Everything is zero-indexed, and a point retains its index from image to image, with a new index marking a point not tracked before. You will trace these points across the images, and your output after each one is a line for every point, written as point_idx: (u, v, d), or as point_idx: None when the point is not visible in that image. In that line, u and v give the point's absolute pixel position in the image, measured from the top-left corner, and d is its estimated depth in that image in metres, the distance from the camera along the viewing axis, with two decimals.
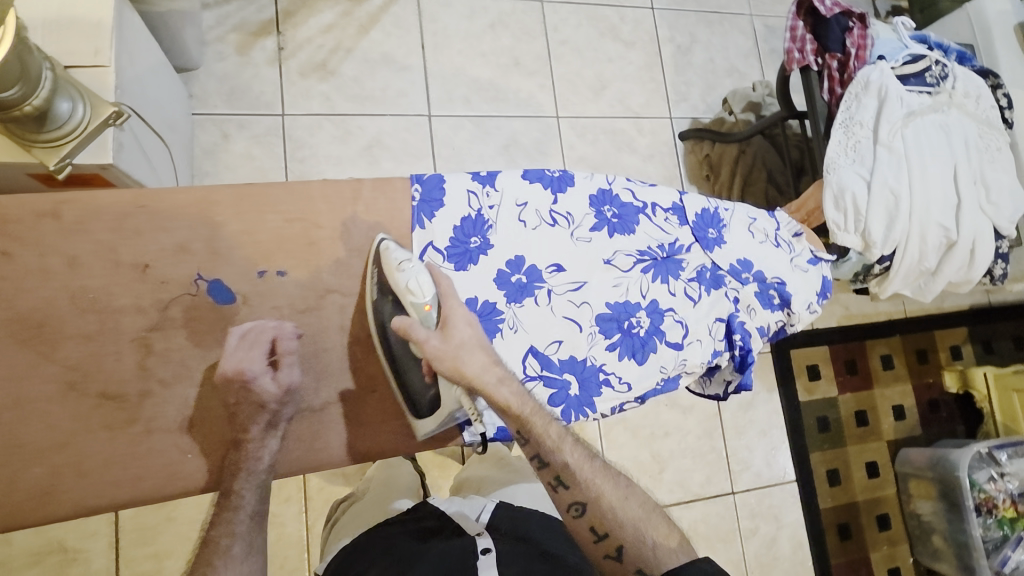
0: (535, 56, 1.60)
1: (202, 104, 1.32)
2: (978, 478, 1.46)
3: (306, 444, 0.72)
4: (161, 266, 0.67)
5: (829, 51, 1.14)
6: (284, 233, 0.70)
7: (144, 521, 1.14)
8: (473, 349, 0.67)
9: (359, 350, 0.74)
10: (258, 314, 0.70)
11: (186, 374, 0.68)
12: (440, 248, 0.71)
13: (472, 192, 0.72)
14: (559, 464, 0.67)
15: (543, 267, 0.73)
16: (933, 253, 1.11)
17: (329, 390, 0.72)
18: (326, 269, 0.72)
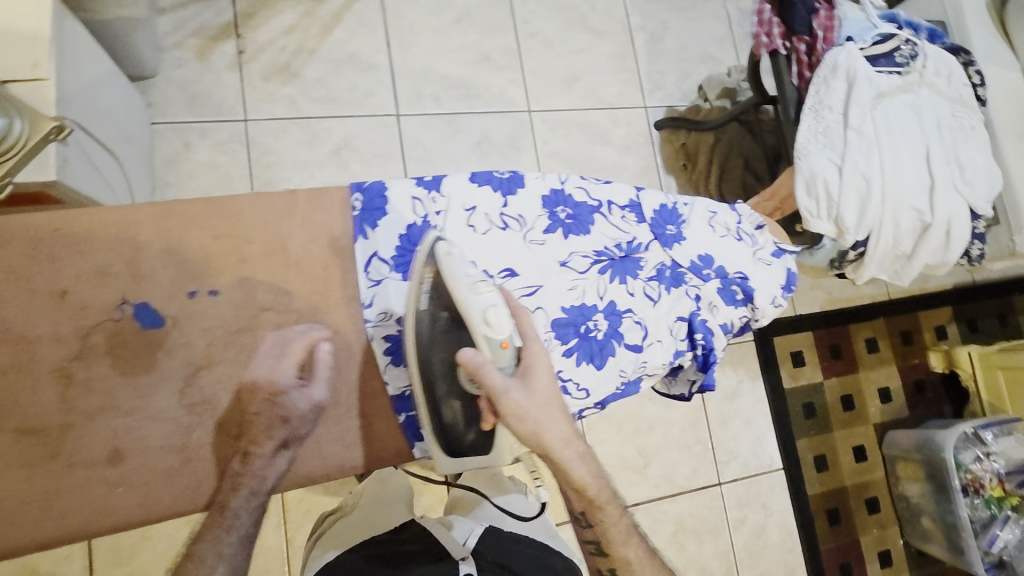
0: (504, 50, 1.57)
1: (161, 112, 1.29)
2: (964, 458, 1.45)
3: (249, 472, 0.63)
4: (80, 292, 0.60)
5: (796, 34, 1.12)
6: (211, 251, 0.64)
7: (120, 541, 1.12)
8: (550, 408, 0.65)
9: (300, 368, 0.65)
10: (190, 337, 0.62)
11: (113, 404, 0.60)
12: (385, 257, 0.67)
13: (417, 199, 0.69)
14: (620, 559, 0.74)
15: (494, 272, 0.69)
16: (907, 236, 1.09)
17: (270, 412, 0.63)
18: (261, 285, 0.65)
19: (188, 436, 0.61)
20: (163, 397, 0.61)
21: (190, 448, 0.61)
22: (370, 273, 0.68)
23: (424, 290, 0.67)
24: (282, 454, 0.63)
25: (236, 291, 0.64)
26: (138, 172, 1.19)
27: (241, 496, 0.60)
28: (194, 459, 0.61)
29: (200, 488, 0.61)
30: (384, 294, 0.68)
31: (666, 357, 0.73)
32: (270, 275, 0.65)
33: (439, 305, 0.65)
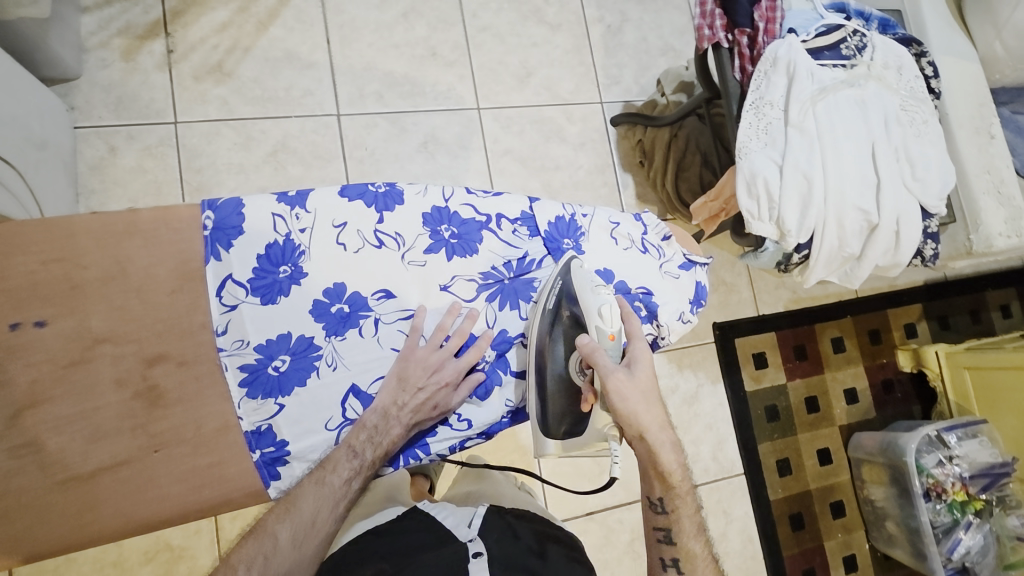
0: (452, 45, 1.51)
1: (85, 116, 1.24)
2: (926, 462, 1.41)
3: (78, 516, 0.59)
4: None
5: (738, 26, 1.05)
6: (39, 279, 0.58)
7: (43, 563, 1.08)
8: (649, 397, 0.70)
9: (140, 406, 0.61)
10: (12, 374, 0.57)
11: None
12: (240, 280, 0.64)
13: (278, 216, 0.66)
14: (684, 551, 0.75)
15: (369, 294, 0.68)
16: (853, 238, 1.05)
17: (104, 453, 0.60)
18: (94, 314, 0.60)
19: (10, 481, 0.57)
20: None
21: (12, 493, 0.57)
22: (224, 297, 0.64)
23: (293, 313, 0.66)
24: (116, 502, 0.60)
25: (67, 321, 0.59)
26: (58, 180, 1.15)
27: (368, 446, 0.65)
28: (15, 506, 0.57)
29: (20, 538, 0.57)
30: (240, 320, 0.64)
31: None
32: (107, 304, 0.60)
33: (562, 305, 0.70)
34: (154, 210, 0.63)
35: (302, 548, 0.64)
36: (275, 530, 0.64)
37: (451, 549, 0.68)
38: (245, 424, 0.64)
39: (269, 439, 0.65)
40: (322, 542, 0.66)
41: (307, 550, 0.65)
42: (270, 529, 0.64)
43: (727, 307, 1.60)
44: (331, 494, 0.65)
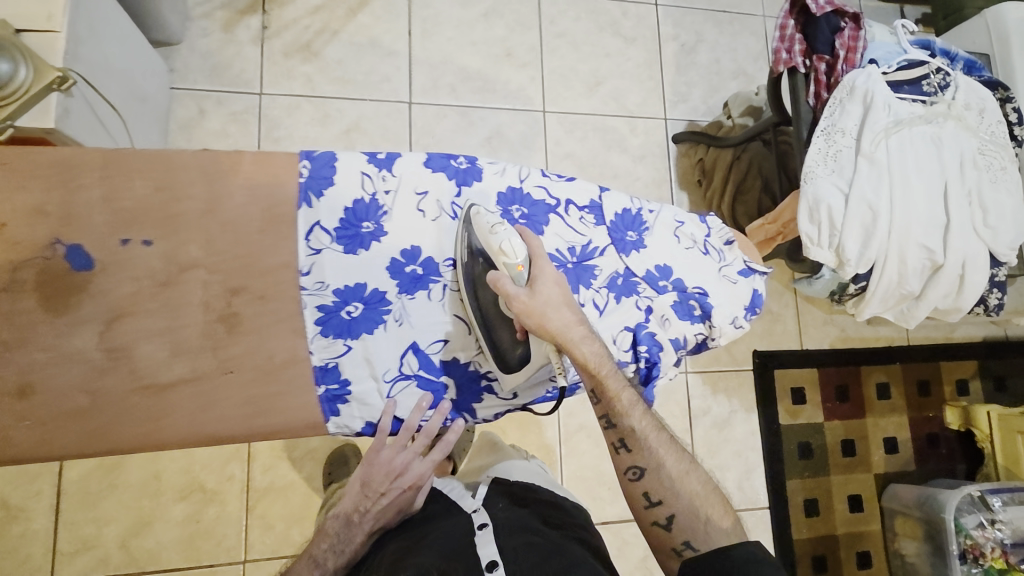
0: (527, 47, 1.55)
1: (182, 79, 1.33)
2: (965, 522, 1.35)
3: (150, 423, 0.60)
4: (14, 226, 0.57)
5: (817, 53, 1.07)
6: (149, 203, 0.60)
7: (87, 485, 1.15)
8: (559, 300, 0.61)
9: (220, 329, 0.62)
10: (115, 284, 0.59)
11: (29, 339, 0.57)
12: (327, 229, 0.63)
13: (366, 175, 0.65)
14: (626, 429, 0.72)
15: (442, 260, 0.67)
16: (914, 276, 1.03)
17: (184, 367, 0.61)
18: (192, 242, 0.61)
19: (100, 380, 0.59)
20: (82, 338, 0.58)
21: (99, 393, 0.59)
22: (310, 242, 0.63)
23: (368, 267, 0.64)
24: (190, 413, 0.61)
25: (169, 244, 0.61)
26: (151, 132, 1.23)
27: (329, 555, 0.78)
28: (101, 406, 0.59)
29: (100, 436, 0.59)
30: (323, 265, 0.63)
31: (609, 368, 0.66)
32: (201, 235, 0.62)
33: (473, 249, 0.64)
34: (257, 155, 0.64)
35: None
36: None
37: (461, 520, 0.80)
38: (314, 359, 0.64)
39: (333, 376, 0.64)
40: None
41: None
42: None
43: (770, 336, 1.57)
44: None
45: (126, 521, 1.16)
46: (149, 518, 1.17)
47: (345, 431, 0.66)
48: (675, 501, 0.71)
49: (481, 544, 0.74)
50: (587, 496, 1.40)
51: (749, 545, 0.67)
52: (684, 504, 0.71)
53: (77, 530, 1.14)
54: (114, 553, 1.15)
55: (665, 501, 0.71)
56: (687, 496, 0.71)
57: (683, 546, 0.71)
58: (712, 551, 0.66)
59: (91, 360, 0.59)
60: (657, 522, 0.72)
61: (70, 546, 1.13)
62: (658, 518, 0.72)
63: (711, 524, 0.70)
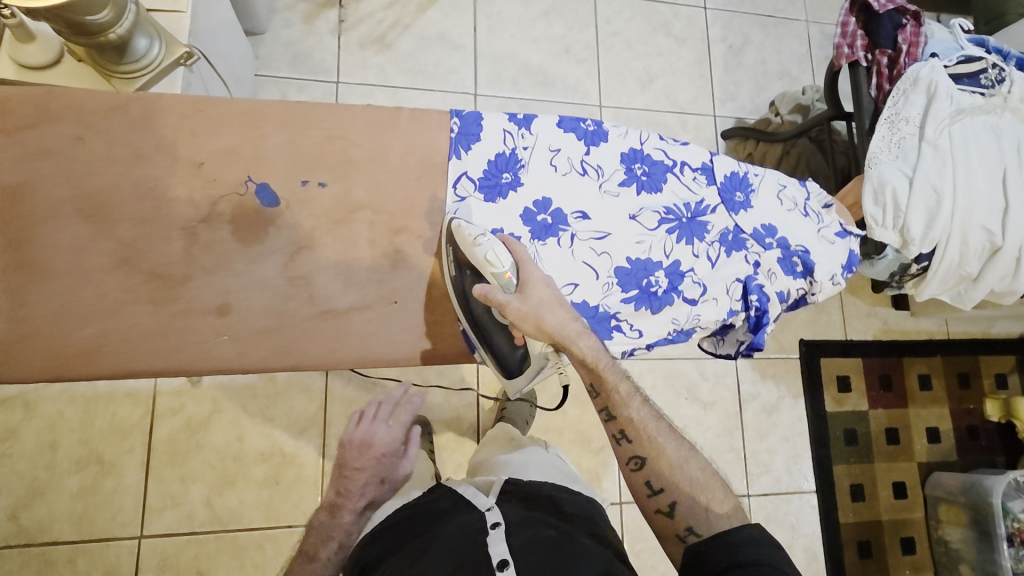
0: (585, 45, 1.62)
1: (266, 66, 1.41)
2: (1013, 506, 1.39)
3: (326, 344, 0.67)
4: (213, 166, 0.66)
5: (879, 47, 1.13)
6: (324, 149, 0.68)
7: (177, 445, 1.22)
8: (552, 300, 0.63)
9: (386, 264, 0.68)
10: (298, 220, 0.67)
11: (225, 265, 0.66)
12: (473, 178, 0.68)
13: (507, 131, 0.68)
14: (624, 418, 0.77)
15: (568, 212, 0.69)
16: (974, 257, 1.08)
17: (355, 295, 0.68)
18: (360, 185, 0.69)
19: (285, 303, 0.67)
20: (268, 266, 0.66)
21: (284, 314, 0.67)
22: (456, 189, 0.69)
23: (505, 214, 0.67)
24: (361, 336, 0.68)
25: (340, 186, 0.68)
26: None
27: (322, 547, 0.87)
28: (286, 324, 0.66)
29: (287, 350, 0.66)
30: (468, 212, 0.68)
31: (719, 316, 0.70)
32: (369, 177, 0.68)
33: (461, 263, 0.66)
34: (412, 114, 0.70)
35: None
36: None
37: (472, 516, 0.80)
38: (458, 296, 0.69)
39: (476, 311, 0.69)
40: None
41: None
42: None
43: (815, 326, 1.62)
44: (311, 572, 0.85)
45: (210, 480, 1.22)
46: (232, 478, 1.23)
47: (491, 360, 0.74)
48: (675, 487, 0.74)
49: (493, 544, 0.74)
50: None
51: (746, 527, 0.70)
52: (686, 489, 0.74)
53: (165, 487, 1.20)
54: (199, 509, 1.21)
55: (667, 487, 0.74)
56: (687, 481, 0.74)
57: (687, 531, 0.72)
58: (711, 537, 0.70)
59: (274, 285, 0.66)
60: (660, 510, 0.74)
61: (159, 502, 1.19)
62: (661, 505, 0.74)
63: (711, 509, 0.72)
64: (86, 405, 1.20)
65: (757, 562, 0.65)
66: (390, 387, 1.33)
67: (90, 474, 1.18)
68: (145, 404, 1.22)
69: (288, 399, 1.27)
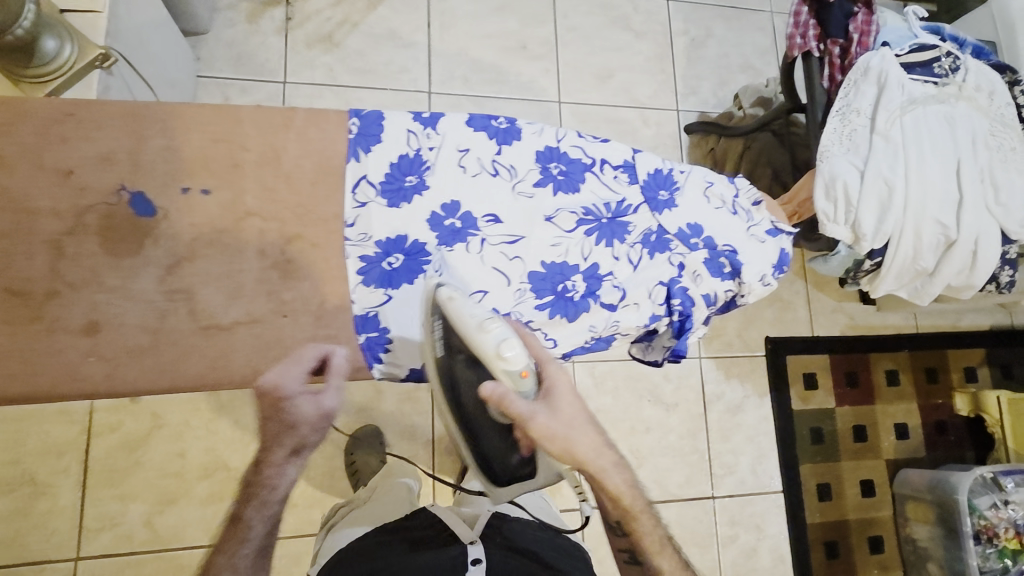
0: (541, 40, 1.59)
1: (207, 67, 1.36)
2: (978, 503, 1.36)
3: (211, 360, 0.61)
4: (85, 172, 0.59)
5: (831, 37, 1.10)
6: (209, 153, 0.62)
7: (114, 464, 1.18)
8: (580, 419, 0.62)
9: (276, 275, 0.62)
10: (176, 229, 0.61)
11: (95, 280, 0.59)
12: (373, 182, 0.63)
13: (411, 131, 0.65)
14: (651, 566, 0.71)
15: (478, 216, 0.65)
16: (928, 252, 1.05)
17: (242, 309, 0.61)
18: (249, 191, 0.62)
19: (162, 320, 0.60)
20: (144, 279, 0.60)
21: (162, 331, 0.60)
22: (356, 195, 0.63)
23: (408, 219, 0.64)
24: (249, 354, 0.61)
25: (226, 192, 0.62)
26: None
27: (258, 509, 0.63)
28: (164, 342, 0.60)
29: (164, 370, 0.59)
30: (368, 217, 0.63)
31: (641, 321, 0.68)
32: (258, 183, 0.62)
33: (454, 348, 0.62)
34: (309, 113, 0.65)
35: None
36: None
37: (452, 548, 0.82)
38: (355, 308, 0.64)
39: (374, 324, 0.64)
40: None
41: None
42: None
43: (781, 323, 1.59)
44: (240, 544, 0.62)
45: (150, 499, 1.18)
46: (173, 496, 1.19)
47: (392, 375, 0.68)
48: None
49: None
50: None
51: None
52: None
53: (102, 507, 1.16)
54: (139, 530, 1.17)
55: None
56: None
57: None
58: None
59: (148, 301, 0.60)
60: None
61: (95, 523, 1.15)
62: None
63: None
64: (16, 424, 1.15)
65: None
66: (341, 397, 1.29)
67: (22, 496, 1.14)
68: (81, 422, 1.18)
69: (233, 414, 1.23)
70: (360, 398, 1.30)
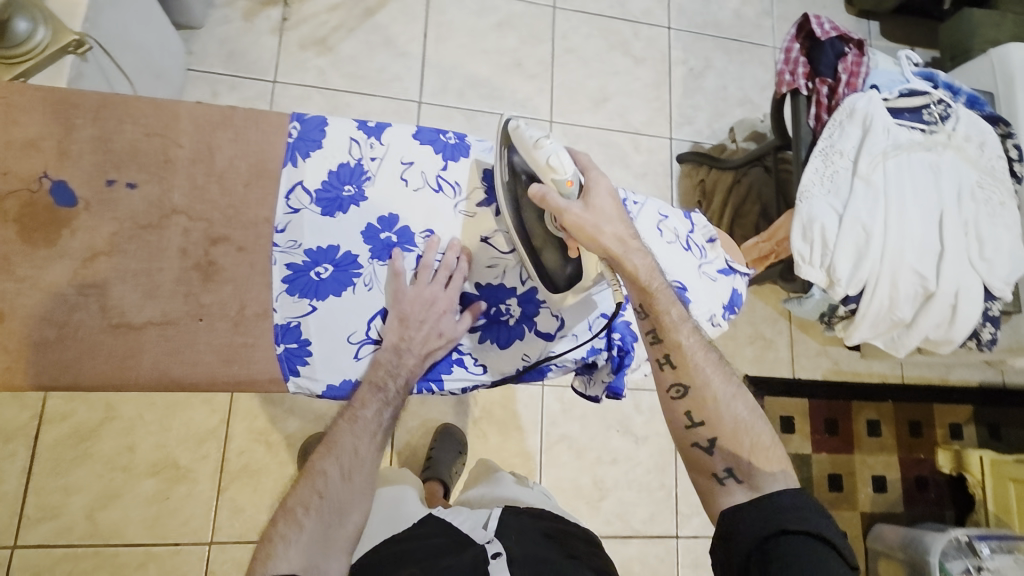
0: (538, 59, 1.58)
1: (198, 62, 1.37)
2: (950, 567, 1.30)
3: (115, 359, 0.61)
4: (6, 157, 0.61)
5: (819, 76, 1.08)
6: (139, 146, 0.64)
7: (61, 453, 1.15)
8: (613, 214, 0.68)
9: (196, 276, 0.64)
10: (97, 223, 0.62)
11: (5, 267, 0.60)
12: (309, 188, 0.67)
13: (355, 140, 0.70)
14: (672, 344, 0.67)
15: (417, 231, 0.72)
16: (905, 302, 1.02)
17: (155, 308, 0.63)
18: (178, 188, 0.64)
19: (71, 313, 0.61)
20: (56, 271, 0.61)
21: (69, 326, 0.60)
22: (290, 201, 0.67)
23: (346, 229, 0.68)
24: (157, 355, 0.62)
25: (154, 187, 0.64)
26: None
27: (387, 380, 0.67)
28: (69, 338, 0.60)
29: (66, 367, 0.60)
30: (300, 224, 0.67)
31: (580, 354, 0.75)
32: (188, 180, 0.65)
33: (517, 169, 0.71)
34: (249, 111, 0.68)
35: (351, 481, 0.68)
36: (326, 469, 0.67)
37: (469, 554, 0.74)
38: (276, 317, 0.66)
39: (294, 335, 0.66)
40: (370, 471, 0.70)
41: (357, 480, 0.69)
42: (319, 467, 0.68)
43: (761, 362, 1.55)
44: (365, 427, 0.67)
45: (96, 492, 1.15)
46: (118, 491, 1.16)
47: (306, 392, 0.67)
48: (719, 422, 0.66)
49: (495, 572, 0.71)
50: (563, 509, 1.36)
51: (790, 491, 0.63)
52: (729, 429, 0.66)
53: (45, 498, 1.14)
54: (80, 522, 1.14)
55: (707, 421, 0.66)
56: (730, 419, 0.66)
57: (726, 473, 0.66)
58: (751, 502, 0.62)
59: (56, 292, 0.60)
60: (699, 445, 0.67)
61: (37, 512, 1.13)
62: (699, 439, 0.67)
63: (754, 453, 0.65)
64: None
65: (811, 531, 0.58)
66: (300, 402, 1.26)
67: None
68: (33, 408, 1.16)
69: (186, 410, 1.21)
70: (319, 405, 1.27)
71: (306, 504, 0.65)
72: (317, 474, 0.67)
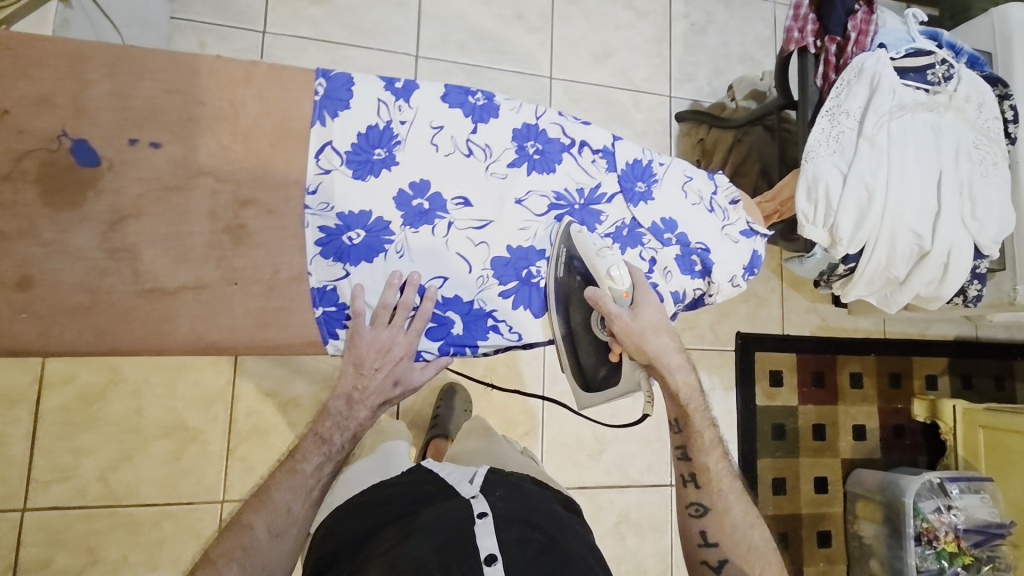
0: (539, 11, 1.53)
1: (184, 9, 1.29)
2: (923, 506, 1.41)
3: (149, 325, 0.62)
4: (20, 114, 0.58)
5: (829, 34, 1.06)
6: (159, 104, 0.61)
7: (68, 417, 1.15)
8: (656, 324, 0.74)
9: (228, 240, 0.63)
10: (121, 184, 0.60)
11: (30, 231, 0.58)
12: (338, 149, 0.66)
13: (383, 101, 0.68)
14: (700, 465, 0.83)
15: (449, 198, 0.71)
16: (901, 261, 1.06)
17: (187, 273, 0.62)
18: (202, 148, 0.62)
19: (101, 279, 0.60)
20: (83, 235, 0.59)
21: (100, 291, 0.60)
22: (320, 161, 0.66)
23: (376, 193, 0.68)
24: (193, 320, 0.63)
25: (178, 148, 0.62)
26: None
27: (335, 433, 0.72)
28: (103, 303, 0.60)
29: (100, 332, 0.60)
30: (331, 185, 0.66)
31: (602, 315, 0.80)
32: (213, 141, 0.63)
33: (574, 270, 0.74)
34: (271, 67, 0.65)
35: (281, 536, 0.71)
36: (251, 523, 0.70)
37: (457, 505, 0.71)
38: (313, 280, 0.66)
39: (331, 298, 0.68)
40: (299, 532, 0.73)
41: (285, 538, 0.71)
42: (246, 522, 0.70)
43: (755, 320, 1.59)
44: (302, 483, 0.72)
45: (107, 454, 1.16)
46: (130, 453, 1.17)
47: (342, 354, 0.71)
48: (732, 549, 0.80)
49: (481, 535, 0.66)
50: (566, 462, 1.41)
51: None
52: (740, 554, 0.80)
53: (55, 460, 1.14)
54: (92, 484, 1.15)
55: (720, 543, 0.81)
56: (741, 550, 0.80)
57: None
58: None
59: (83, 257, 0.59)
60: (708, 562, 0.82)
61: (46, 475, 1.13)
62: (709, 559, 0.82)
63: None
64: None
65: None
66: (307, 363, 1.27)
67: None
68: (35, 372, 1.14)
69: (193, 372, 1.21)
70: (327, 364, 1.28)
71: (228, 556, 0.67)
72: (248, 525, 0.69)
